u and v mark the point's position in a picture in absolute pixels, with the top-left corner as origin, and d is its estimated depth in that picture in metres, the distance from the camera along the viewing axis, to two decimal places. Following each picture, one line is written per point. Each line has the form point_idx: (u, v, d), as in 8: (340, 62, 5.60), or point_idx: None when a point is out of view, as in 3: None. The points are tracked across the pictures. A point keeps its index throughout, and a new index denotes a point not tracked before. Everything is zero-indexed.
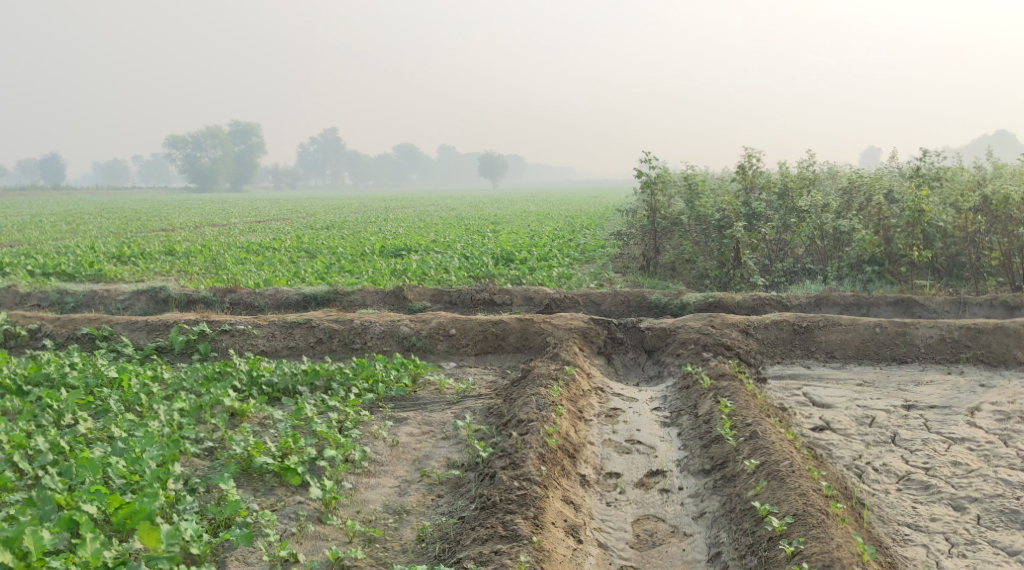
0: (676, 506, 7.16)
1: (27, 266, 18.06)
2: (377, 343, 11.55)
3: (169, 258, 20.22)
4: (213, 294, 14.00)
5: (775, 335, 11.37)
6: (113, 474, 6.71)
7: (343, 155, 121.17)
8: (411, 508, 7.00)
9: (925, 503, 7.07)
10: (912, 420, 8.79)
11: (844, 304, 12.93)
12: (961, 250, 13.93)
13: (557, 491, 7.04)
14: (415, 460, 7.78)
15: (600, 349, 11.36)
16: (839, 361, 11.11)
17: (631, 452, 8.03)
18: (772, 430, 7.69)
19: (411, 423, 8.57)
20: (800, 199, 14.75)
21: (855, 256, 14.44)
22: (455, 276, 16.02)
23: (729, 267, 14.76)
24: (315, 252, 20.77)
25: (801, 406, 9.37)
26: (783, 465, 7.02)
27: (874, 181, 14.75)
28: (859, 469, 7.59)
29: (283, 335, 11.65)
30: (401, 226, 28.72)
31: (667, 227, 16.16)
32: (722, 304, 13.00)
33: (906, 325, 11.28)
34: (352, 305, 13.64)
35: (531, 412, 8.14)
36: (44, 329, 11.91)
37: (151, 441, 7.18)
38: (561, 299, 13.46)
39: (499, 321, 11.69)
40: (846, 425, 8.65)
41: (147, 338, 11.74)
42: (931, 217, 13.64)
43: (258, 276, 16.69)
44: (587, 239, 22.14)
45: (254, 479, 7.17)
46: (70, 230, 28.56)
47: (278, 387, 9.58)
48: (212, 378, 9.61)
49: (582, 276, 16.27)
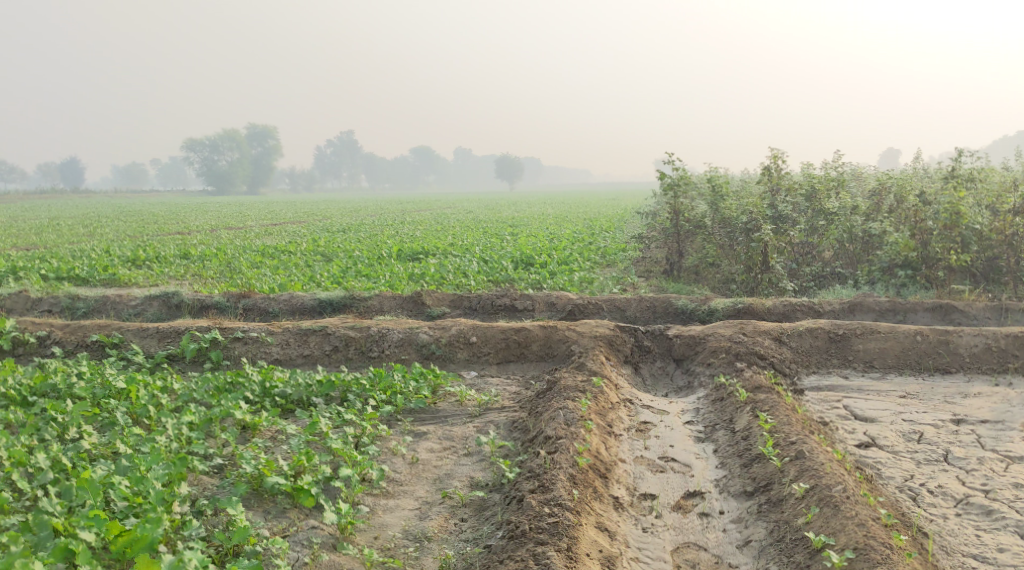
0: (718, 533, 6.67)
1: (40, 271, 17.76)
2: (395, 351, 11.11)
3: (184, 262, 19.90)
4: (226, 299, 13.61)
5: (810, 343, 10.83)
6: (115, 496, 6.29)
7: (360, 158, 121.06)
8: (433, 534, 6.54)
9: (989, 531, 6.57)
10: (964, 436, 8.24)
11: (879, 310, 12.37)
12: (1000, 253, 13.27)
13: (590, 516, 6.56)
14: (436, 479, 7.32)
15: (627, 358, 10.87)
16: (878, 371, 10.55)
17: (666, 471, 7.54)
18: (820, 450, 7.18)
19: (430, 437, 8.11)
20: (828, 201, 14.27)
21: (887, 260, 13.85)
22: (474, 280, 15.58)
23: (757, 271, 14.16)
24: (331, 256, 20.38)
25: (843, 420, 8.84)
26: (836, 490, 6.53)
27: (905, 182, 14.23)
28: (913, 491, 7.08)
29: (298, 342, 11.24)
30: (418, 228, 28.35)
31: (690, 230, 15.63)
32: (751, 310, 12.46)
33: (949, 333, 10.71)
34: (369, 311, 13.23)
35: (559, 428, 7.66)
36: (53, 336, 11.55)
37: (157, 458, 6.76)
38: (584, 305, 12.98)
39: (522, 328, 11.22)
40: (893, 441, 8.12)
41: (159, 346, 11.37)
42: (968, 220, 13.00)
43: (273, 280, 16.33)
44: (607, 242, 21.63)
45: (266, 500, 6.74)
46: (87, 233, 28.35)
47: (292, 398, 9.16)
48: (224, 389, 9.19)
49: (604, 281, 15.78)
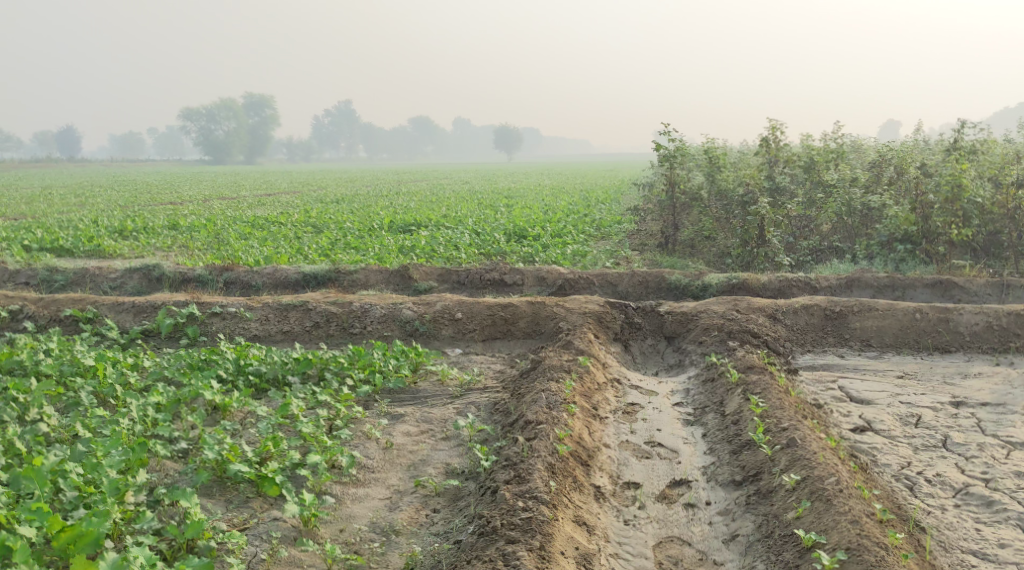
0: (704, 526, 6.35)
1: (23, 241, 17.38)
2: (377, 327, 10.74)
3: (172, 233, 19.50)
4: (208, 272, 13.20)
5: (805, 320, 10.48)
6: (65, 486, 5.95)
7: (357, 127, 120.02)
8: (401, 528, 6.21)
9: (989, 525, 6.26)
10: (964, 420, 7.89)
11: (878, 286, 11.96)
12: (1001, 227, 12.81)
13: (567, 509, 6.24)
14: (410, 466, 7.00)
15: (617, 336, 10.50)
16: (875, 350, 10.18)
17: (651, 458, 7.23)
18: (812, 438, 6.85)
19: (407, 421, 7.79)
20: (827, 173, 14.14)
21: (886, 234, 13.34)
22: (465, 254, 15.19)
23: (753, 245, 13.59)
24: (322, 228, 19.99)
25: (838, 403, 8.50)
26: (829, 482, 6.20)
27: (905, 154, 13.78)
28: (910, 481, 6.79)
29: (278, 318, 10.88)
30: (412, 199, 27.96)
31: (687, 202, 15.24)
32: (746, 285, 12.06)
33: (949, 311, 10.34)
34: (354, 286, 12.84)
35: (541, 412, 7.33)
36: (26, 310, 11.18)
37: (115, 444, 6.48)
38: (575, 281, 12.57)
39: (509, 304, 10.86)
40: (890, 426, 7.79)
41: (135, 321, 11.02)
42: (970, 193, 12.43)
43: (259, 252, 15.92)
44: (603, 215, 21.16)
45: (228, 489, 6.44)
46: (78, 203, 27.86)
47: (266, 377, 8.80)
48: (197, 367, 8.84)
49: (598, 254, 15.37)
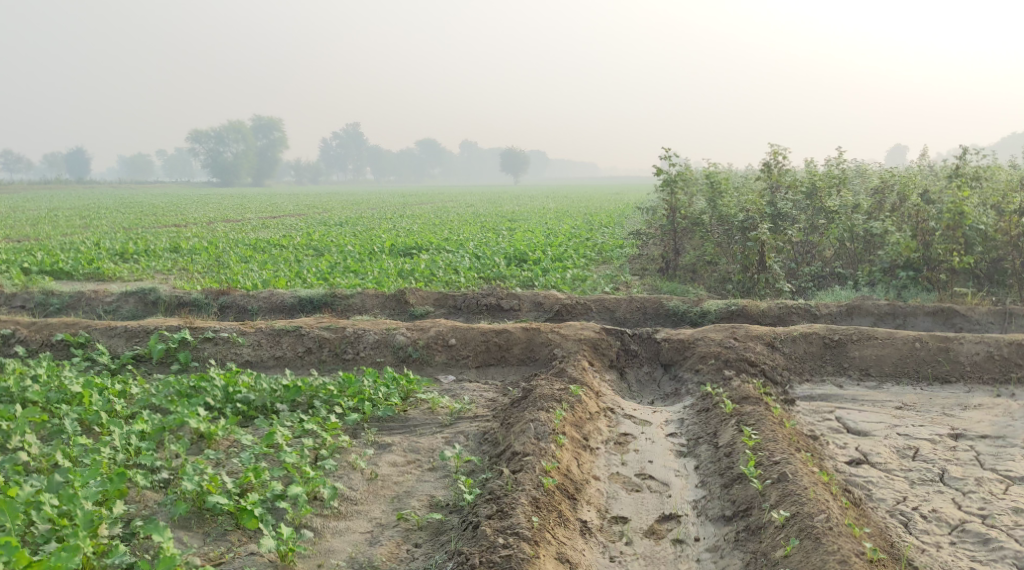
0: (692, 563, 6.29)
1: (23, 264, 17.33)
2: (371, 353, 10.62)
3: (173, 256, 19.43)
4: (204, 296, 13.10)
5: (804, 349, 10.31)
6: (38, 518, 5.93)
7: (364, 150, 120.46)
8: (381, 563, 6.16)
9: (985, 564, 6.19)
10: (963, 452, 7.73)
11: (879, 313, 11.78)
12: (1004, 254, 12.57)
13: (550, 546, 6.18)
14: (394, 499, 6.90)
15: (612, 363, 10.36)
16: (875, 380, 10.02)
17: (641, 491, 7.11)
18: (804, 472, 6.75)
19: (394, 450, 7.66)
20: (829, 199, 13.65)
21: (889, 260, 13.19)
22: (464, 278, 15.08)
23: (753, 271, 13.45)
24: (323, 251, 19.92)
25: (835, 434, 8.35)
26: (819, 519, 6.12)
27: (908, 180, 13.67)
28: (905, 517, 6.70)
29: (270, 343, 10.77)
30: (416, 223, 27.94)
31: (688, 227, 15.07)
32: (745, 312, 11.90)
33: (950, 340, 10.16)
34: (350, 310, 12.72)
35: (528, 443, 7.24)
36: (18, 335, 11.08)
37: (93, 473, 6.35)
38: (573, 306, 12.43)
39: (504, 330, 10.73)
40: (887, 458, 7.63)
41: (126, 346, 10.88)
42: (972, 220, 12.30)
43: (258, 275, 15.82)
44: (606, 238, 21.04)
45: (207, 521, 6.40)
46: (82, 226, 27.85)
47: (255, 405, 8.66)
48: (185, 395, 8.65)
49: (597, 279, 15.26)
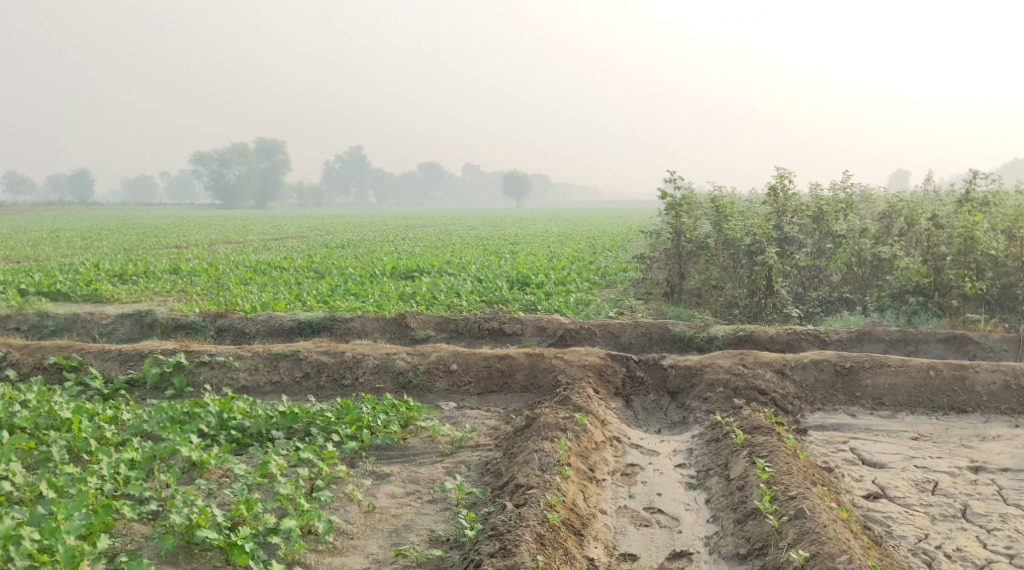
0: None
1: (20, 286, 17.07)
2: (370, 379, 10.33)
3: (173, 278, 19.18)
4: (201, 318, 12.83)
5: (815, 376, 10.01)
6: (17, 554, 5.68)
7: (367, 173, 120.64)
8: None
9: None
10: (985, 486, 7.45)
11: (890, 340, 11.47)
12: (1017, 280, 12.28)
13: None
14: (392, 532, 6.62)
15: (618, 391, 10.06)
16: (888, 410, 9.71)
17: (650, 527, 6.83)
18: (823, 508, 6.50)
19: (393, 480, 7.36)
20: (836, 223, 13.52)
21: (898, 286, 12.84)
22: (466, 301, 14.81)
23: (760, 296, 13.18)
24: (323, 274, 19.66)
25: (850, 466, 8.05)
26: (840, 561, 5.92)
27: (916, 205, 13.45)
28: (928, 556, 6.44)
29: (267, 368, 10.47)
30: (417, 244, 27.67)
31: (692, 251, 14.71)
32: (754, 338, 11.61)
33: (965, 368, 9.85)
34: (350, 334, 12.45)
35: (532, 476, 6.96)
36: (9, 357, 10.79)
37: (77, 506, 6.08)
38: (577, 331, 12.12)
39: (506, 355, 10.44)
40: (905, 492, 7.33)
41: (120, 370, 10.60)
42: (984, 245, 12.06)
43: (257, 298, 15.55)
44: (609, 262, 20.78)
45: (196, 557, 6.15)
46: (83, 247, 27.58)
47: (249, 432, 8.38)
48: (178, 421, 8.31)
49: (601, 304, 14.99)
